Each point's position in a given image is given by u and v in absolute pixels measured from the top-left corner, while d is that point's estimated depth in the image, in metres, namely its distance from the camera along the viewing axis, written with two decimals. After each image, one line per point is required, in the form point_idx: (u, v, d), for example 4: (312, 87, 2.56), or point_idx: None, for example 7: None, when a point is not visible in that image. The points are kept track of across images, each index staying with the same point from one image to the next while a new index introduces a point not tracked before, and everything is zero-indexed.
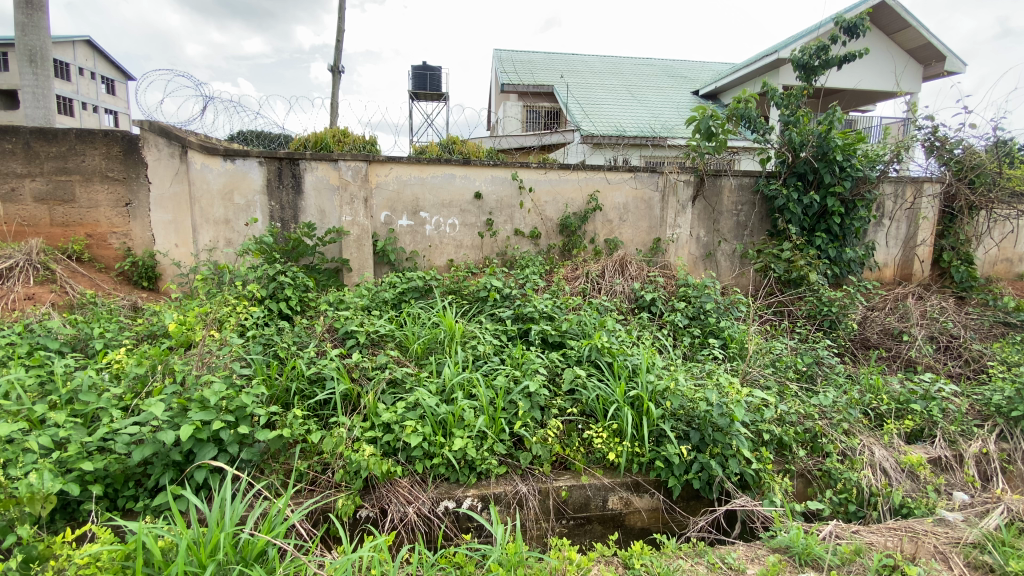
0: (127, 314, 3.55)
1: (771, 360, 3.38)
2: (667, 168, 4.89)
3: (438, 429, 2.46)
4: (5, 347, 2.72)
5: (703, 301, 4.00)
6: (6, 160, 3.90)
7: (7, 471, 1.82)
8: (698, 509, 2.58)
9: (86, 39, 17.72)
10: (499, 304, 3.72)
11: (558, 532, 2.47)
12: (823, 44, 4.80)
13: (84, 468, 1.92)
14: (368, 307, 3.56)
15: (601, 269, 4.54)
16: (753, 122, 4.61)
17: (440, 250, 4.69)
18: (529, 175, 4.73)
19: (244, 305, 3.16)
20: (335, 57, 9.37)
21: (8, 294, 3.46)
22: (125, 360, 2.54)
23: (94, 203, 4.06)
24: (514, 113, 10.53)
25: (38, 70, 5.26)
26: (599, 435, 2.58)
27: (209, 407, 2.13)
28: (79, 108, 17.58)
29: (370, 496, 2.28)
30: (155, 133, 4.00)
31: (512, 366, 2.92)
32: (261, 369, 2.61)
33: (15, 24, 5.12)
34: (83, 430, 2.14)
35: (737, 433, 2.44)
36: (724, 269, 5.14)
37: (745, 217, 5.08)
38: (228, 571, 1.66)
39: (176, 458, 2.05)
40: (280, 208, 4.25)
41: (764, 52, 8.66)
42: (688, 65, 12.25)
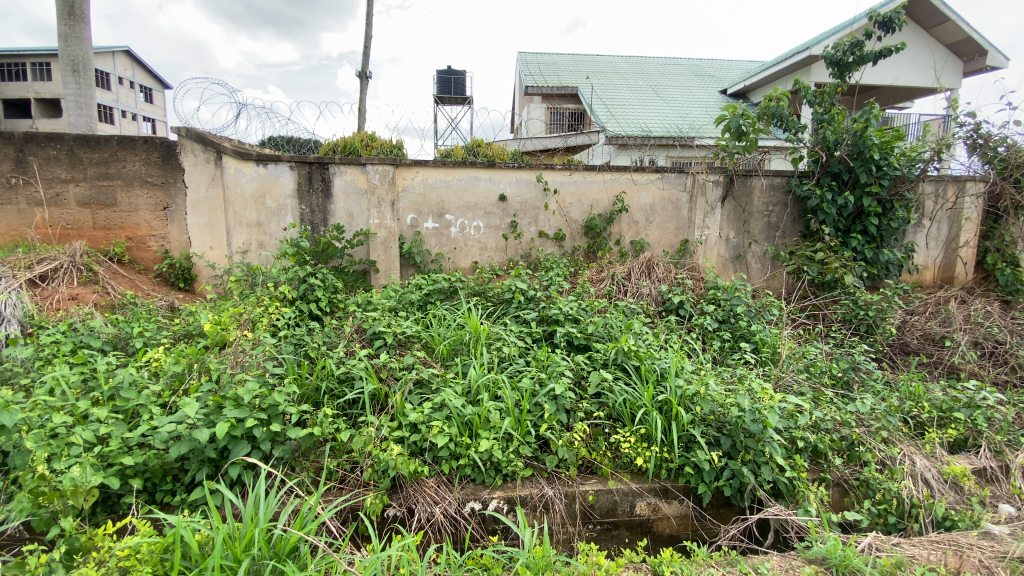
0: (164, 314, 3.67)
1: (805, 364, 3.27)
2: (695, 169, 4.81)
3: (465, 430, 2.46)
4: (50, 345, 2.84)
5: (734, 304, 3.91)
6: (52, 166, 4.08)
7: (53, 465, 1.89)
8: (728, 517, 2.52)
9: (125, 50, 18.53)
10: (523, 305, 3.72)
11: (585, 537, 2.44)
12: (857, 40, 4.64)
13: (124, 463, 1.99)
14: (394, 308, 3.60)
15: (627, 271, 4.49)
16: (785, 121, 4.49)
17: (465, 252, 4.71)
18: (554, 177, 4.71)
19: (276, 306, 3.23)
20: (362, 63, 9.53)
21: (54, 294, 3.62)
22: (164, 359, 2.63)
23: (134, 207, 4.22)
24: (538, 115, 10.54)
25: (80, 79, 5.51)
26: (627, 439, 2.54)
27: (243, 406, 2.18)
28: (119, 116, 18.31)
29: (398, 495, 2.30)
30: (191, 139, 4.14)
31: (538, 368, 2.91)
32: (293, 368, 2.67)
33: (59, 36, 5.37)
34: (124, 425, 2.22)
35: (770, 440, 2.38)
36: (754, 271, 5.02)
37: (777, 218, 4.96)
38: (263, 566, 1.70)
39: (211, 454, 2.10)
40: (310, 211, 4.34)
41: (795, 49, 8.45)
42: (715, 64, 12.04)
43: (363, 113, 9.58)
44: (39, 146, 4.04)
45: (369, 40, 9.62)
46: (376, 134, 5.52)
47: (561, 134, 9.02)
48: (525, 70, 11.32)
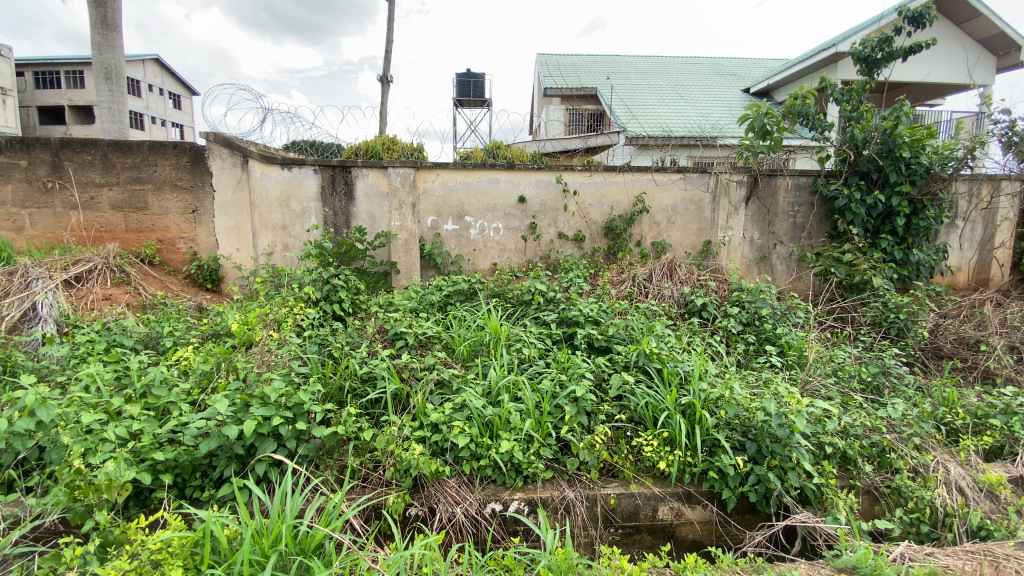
0: (193, 314, 3.77)
1: (833, 368, 3.18)
2: (718, 168, 4.74)
3: (485, 430, 2.47)
4: (86, 344, 2.94)
5: (758, 307, 3.83)
6: (87, 171, 4.23)
7: (89, 459, 1.95)
8: (754, 523, 2.47)
9: (155, 58, 19.11)
10: (543, 307, 3.70)
11: (607, 540, 2.42)
12: (886, 36, 4.52)
13: (156, 459, 2.05)
14: (415, 309, 3.63)
15: (648, 273, 4.45)
16: (811, 119, 4.39)
17: (484, 254, 4.72)
18: (574, 178, 4.69)
19: (301, 307, 3.30)
20: (383, 67, 9.66)
21: (88, 294, 3.74)
22: (192, 358, 2.70)
23: (164, 210, 4.34)
24: (557, 116, 10.52)
25: (112, 86, 5.70)
26: (649, 443, 2.51)
27: (270, 404, 2.22)
28: (149, 122, 18.90)
29: (419, 495, 2.31)
30: (219, 144, 4.24)
31: (558, 370, 2.89)
32: (317, 368, 2.71)
33: (92, 45, 5.56)
34: (156, 422, 2.28)
35: (797, 445, 2.31)
36: (780, 273, 4.93)
37: (803, 219, 4.85)
38: (290, 562, 1.73)
39: (239, 451, 2.15)
40: (333, 214, 4.41)
41: (821, 46, 8.27)
42: (737, 63, 11.87)
43: (385, 116, 9.71)
44: (75, 151, 4.18)
45: (390, 44, 9.75)
46: (398, 137, 5.58)
47: (580, 135, 9.00)
48: (544, 72, 11.32)
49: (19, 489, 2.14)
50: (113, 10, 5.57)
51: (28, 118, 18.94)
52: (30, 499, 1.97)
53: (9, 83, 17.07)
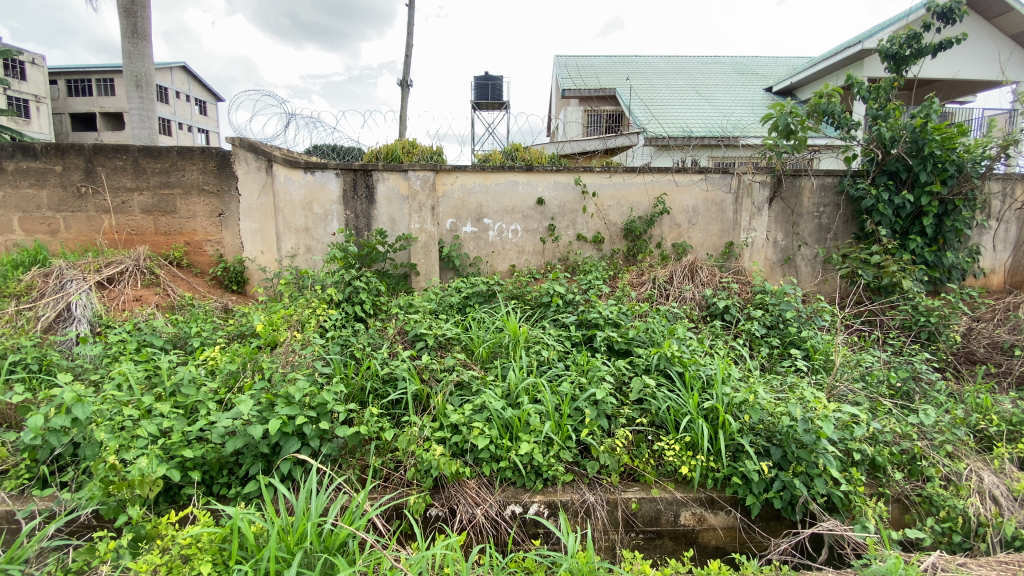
0: (219, 314, 3.86)
1: (860, 373, 3.10)
2: (740, 169, 4.67)
3: (505, 432, 2.47)
4: (118, 343, 3.03)
5: (783, 310, 3.77)
6: (119, 176, 4.36)
7: (122, 456, 2.02)
8: (779, 530, 2.43)
9: (182, 65, 19.65)
10: (562, 309, 3.69)
11: (628, 545, 2.40)
12: (915, 32, 4.40)
13: (185, 455, 2.10)
14: (435, 311, 3.66)
15: (669, 275, 4.41)
16: (837, 118, 4.30)
17: (503, 256, 4.74)
18: (593, 179, 4.67)
19: (324, 308, 3.35)
20: (403, 71, 9.80)
21: (120, 295, 3.86)
22: (219, 358, 2.77)
23: (192, 214, 4.46)
24: (575, 118, 10.49)
25: (142, 93, 5.87)
26: (671, 447, 2.47)
27: (294, 403, 2.26)
28: (176, 128, 19.44)
29: (440, 496, 2.33)
30: (244, 149, 4.34)
31: (578, 372, 2.88)
32: (340, 368, 2.75)
33: (123, 53, 5.74)
34: (184, 420, 2.34)
35: (824, 451, 2.25)
36: (804, 275, 4.84)
37: (828, 219, 4.76)
38: (314, 560, 1.76)
39: (264, 449, 2.19)
40: (355, 217, 4.47)
41: (846, 43, 8.10)
42: (758, 61, 11.69)
43: (404, 120, 9.82)
44: (108, 157, 4.32)
45: (410, 48, 9.87)
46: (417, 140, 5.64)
47: (599, 136, 8.97)
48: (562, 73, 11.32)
49: (56, 483, 2.22)
50: (143, 19, 5.75)
51: (61, 125, 19.66)
52: (65, 493, 2.04)
53: (44, 91, 17.76)
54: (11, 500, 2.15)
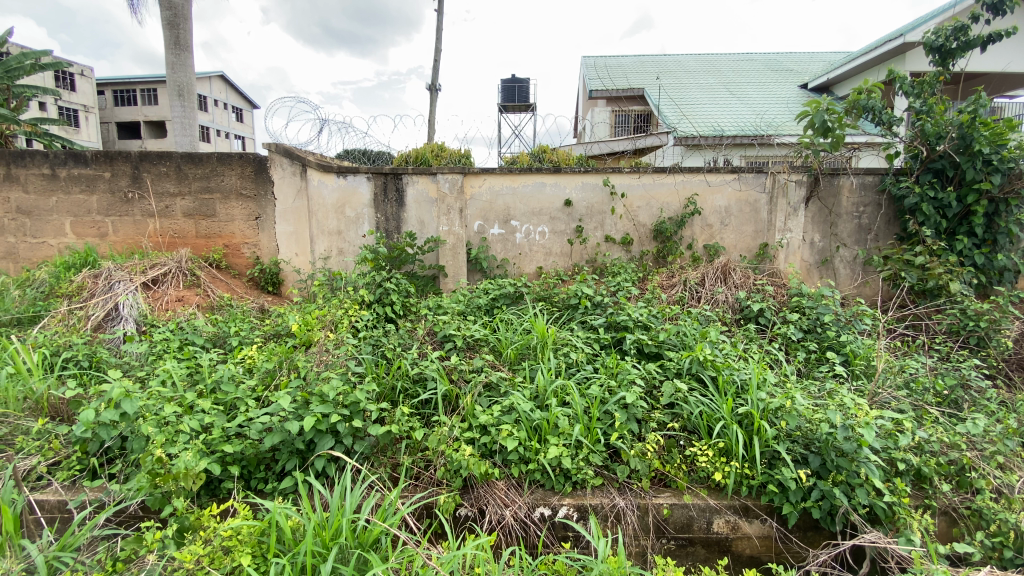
0: (255, 315, 3.98)
1: (904, 380, 2.97)
2: (775, 168, 4.55)
3: (533, 434, 2.47)
4: (162, 341, 3.17)
5: (820, 313, 3.66)
6: (163, 181, 4.55)
7: (168, 449, 2.10)
8: (817, 541, 2.35)
9: (220, 74, 20.42)
10: (590, 312, 3.66)
11: (660, 551, 2.37)
12: (963, 23, 4.20)
13: (225, 450, 2.18)
14: (463, 312, 3.69)
15: (700, 276, 4.34)
16: (877, 114, 4.14)
17: (530, 258, 4.74)
18: (622, 180, 4.62)
19: (356, 309, 3.44)
20: (431, 76, 9.96)
21: (163, 295, 4.03)
22: (257, 356, 2.87)
23: (230, 217, 4.61)
24: (602, 118, 10.42)
25: (184, 102, 6.12)
26: (704, 452, 2.42)
27: (328, 401, 2.31)
28: (214, 134, 20.19)
29: (469, 495, 2.34)
30: (280, 154, 4.47)
31: (607, 375, 2.86)
32: (371, 368, 2.80)
33: (167, 64, 6.00)
34: (224, 416, 2.43)
35: (866, 461, 2.16)
36: (843, 278, 4.69)
37: (869, 219, 4.60)
38: (349, 555, 1.81)
39: (300, 446, 2.25)
40: (385, 220, 4.56)
41: (886, 37, 7.81)
42: (792, 58, 11.39)
43: (434, 124, 9.96)
44: (153, 163, 4.51)
45: (438, 53, 10.02)
46: (446, 144, 5.71)
47: (627, 136, 8.89)
48: (589, 75, 11.27)
49: (105, 474, 2.32)
50: (185, 31, 6.01)
51: (109, 133, 20.68)
52: (115, 485, 2.14)
53: (93, 102, 18.72)
54: (64, 490, 2.27)
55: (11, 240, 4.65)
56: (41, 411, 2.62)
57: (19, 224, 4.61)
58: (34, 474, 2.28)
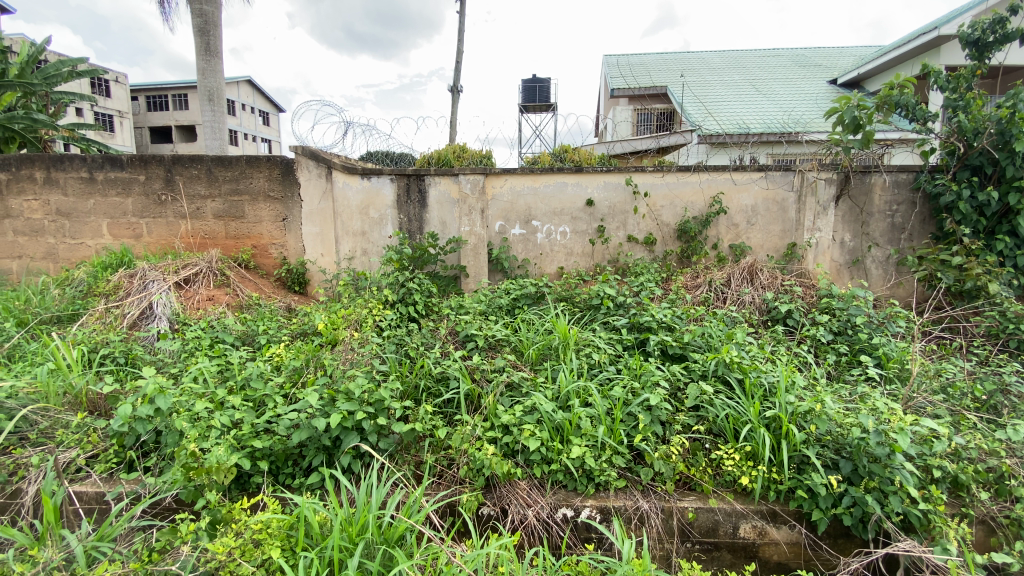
0: (283, 314, 4.06)
1: (940, 385, 2.86)
2: (804, 166, 4.45)
3: (556, 435, 2.47)
4: (194, 339, 3.27)
5: (852, 315, 3.57)
6: (194, 184, 4.69)
7: (201, 444, 2.17)
8: (848, 548, 2.29)
9: (247, 79, 20.93)
10: (612, 312, 3.63)
11: (684, 555, 2.34)
12: (1001, 16, 4.01)
13: (255, 446, 2.24)
14: (485, 312, 3.71)
15: (726, 277, 4.27)
16: (911, 110, 4.00)
17: (551, 258, 4.74)
18: (645, 179, 4.58)
19: (380, 308, 3.49)
20: (453, 79, 10.05)
21: (195, 295, 4.15)
22: (285, 355, 2.94)
23: (259, 219, 4.73)
24: (624, 117, 10.32)
25: (214, 107, 6.30)
26: (731, 456, 2.38)
27: (354, 399, 2.36)
28: (242, 138, 20.72)
29: (492, 495, 2.34)
30: (306, 156, 4.56)
31: (630, 376, 2.84)
32: (395, 366, 2.84)
33: (198, 70, 6.18)
34: (254, 413, 2.49)
35: (900, 467, 2.09)
36: (875, 278, 4.56)
37: (902, 218, 4.46)
38: (375, 551, 1.84)
39: (326, 442, 2.29)
40: (408, 221, 4.61)
41: (920, 30, 7.55)
42: (821, 53, 11.11)
43: (455, 126, 10.02)
44: (185, 166, 4.66)
45: (460, 55, 10.10)
46: (468, 145, 5.75)
47: (650, 135, 8.80)
48: (610, 74, 11.20)
49: (141, 468, 2.40)
50: (215, 37, 6.18)
51: (142, 138, 21.42)
52: (150, 478, 2.21)
53: (127, 107, 19.40)
54: (102, 482, 2.36)
55: (51, 241, 4.85)
56: (80, 405, 2.71)
57: (58, 226, 4.80)
58: (73, 466, 2.38)
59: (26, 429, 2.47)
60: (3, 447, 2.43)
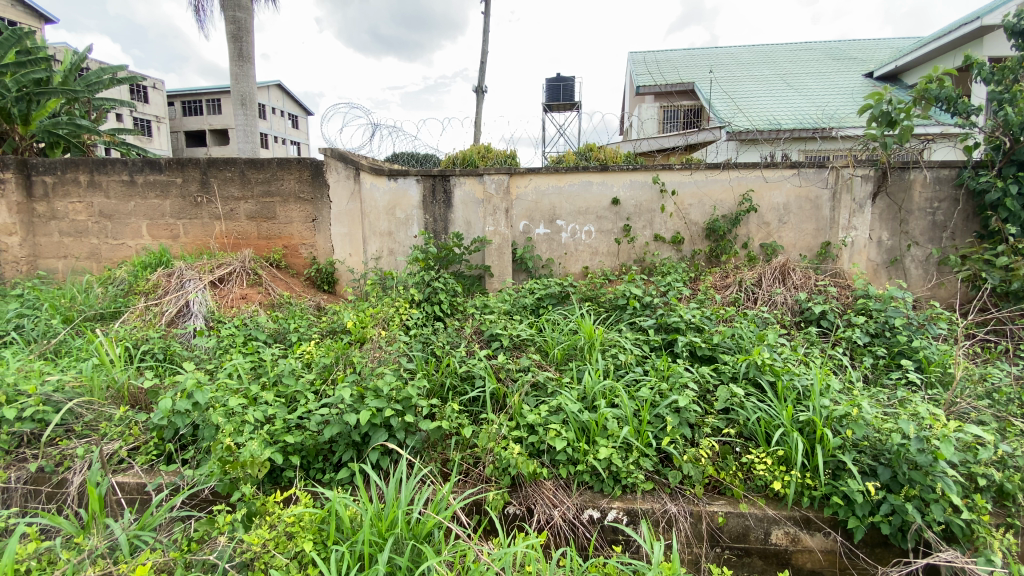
0: (313, 312, 4.16)
1: (986, 390, 2.73)
2: (838, 162, 4.31)
3: (582, 436, 2.47)
4: (229, 336, 3.37)
5: (889, 316, 3.45)
6: (228, 186, 4.83)
7: (236, 439, 2.24)
8: (886, 558, 2.21)
9: (277, 84, 21.47)
10: (638, 312, 3.58)
11: (713, 560, 2.30)
12: None
13: (287, 441, 2.30)
14: (509, 312, 3.72)
15: (757, 276, 4.17)
16: (952, 103, 3.83)
17: (576, 257, 4.71)
18: (672, 177, 4.51)
19: (406, 307, 3.54)
20: (478, 79, 10.13)
21: (228, 294, 4.27)
22: (315, 352, 3.01)
23: (289, 219, 4.85)
24: (650, 115, 10.18)
25: (247, 111, 6.48)
26: (762, 460, 2.33)
27: (382, 396, 2.40)
28: (272, 141, 21.25)
29: (517, 494, 2.35)
30: (335, 158, 4.65)
31: (657, 378, 2.81)
32: (422, 364, 2.88)
33: (231, 76, 6.37)
34: (286, 409, 2.56)
35: (943, 475, 2.01)
36: (914, 278, 4.39)
37: (944, 216, 4.29)
38: (404, 546, 1.87)
39: (356, 438, 2.34)
40: (433, 221, 4.66)
41: (962, 20, 7.23)
42: (857, 45, 10.76)
43: (480, 126, 10.06)
44: (220, 169, 4.80)
45: (484, 55, 10.16)
46: (493, 145, 5.78)
47: (677, 133, 8.66)
48: (636, 71, 11.07)
49: (179, 460, 2.49)
50: (247, 44, 6.37)
51: (178, 142, 22.21)
52: (188, 471, 2.29)
53: (164, 113, 20.13)
54: (143, 473, 2.45)
55: (94, 241, 5.06)
56: (122, 399, 2.81)
57: (102, 227, 5.02)
58: (116, 457, 2.48)
59: (72, 422, 2.59)
60: (50, 438, 2.55)
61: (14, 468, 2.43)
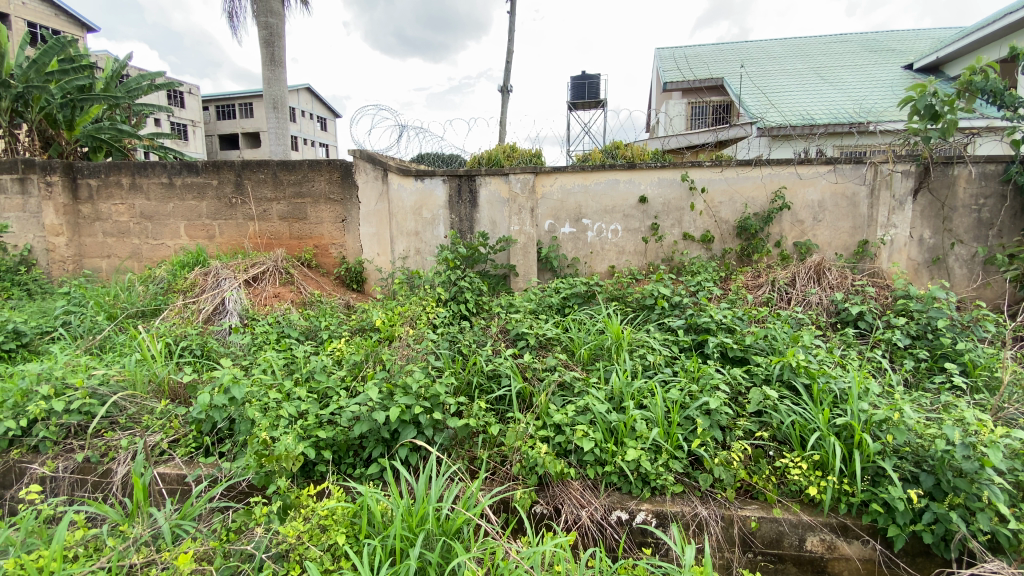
0: (343, 310, 4.24)
1: None
2: (877, 157, 4.16)
3: (610, 437, 2.45)
4: (263, 333, 3.48)
5: (932, 317, 3.32)
6: (262, 187, 4.97)
7: (271, 433, 2.31)
8: (929, 569, 2.13)
9: (306, 87, 21.93)
10: (667, 312, 3.54)
11: (746, 565, 2.26)
12: None
13: (320, 436, 2.35)
14: (535, 311, 3.73)
15: (790, 276, 4.07)
16: (999, 95, 3.66)
17: (602, 256, 4.68)
18: (702, 175, 4.43)
19: (433, 307, 3.59)
20: (503, 79, 10.15)
21: (262, 293, 4.40)
22: (345, 349, 3.07)
23: (320, 220, 4.96)
24: (677, 112, 10.01)
25: (278, 114, 6.65)
26: (797, 464, 2.27)
27: (410, 393, 2.44)
28: (301, 142, 21.71)
29: (545, 494, 2.35)
30: (363, 159, 4.73)
31: (687, 379, 2.77)
32: (449, 363, 2.91)
33: (264, 79, 6.55)
34: (318, 404, 2.61)
35: (989, 483, 1.92)
36: (958, 278, 4.21)
37: (991, 213, 4.09)
38: (434, 542, 1.90)
39: (386, 435, 2.39)
40: (459, 220, 4.70)
41: (1006, 8, 6.89)
42: (895, 36, 10.36)
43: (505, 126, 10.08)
44: (254, 170, 4.94)
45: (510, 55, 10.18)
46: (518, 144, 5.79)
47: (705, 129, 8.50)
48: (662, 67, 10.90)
49: (217, 452, 2.58)
50: (279, 48, 6.54)
51: (212, 145, 22.96)
52: (225, 463, 2.37)
53: (199, 116, 20.81)
54: (184, 464, 2.54)
55: (136, 242, 5.28)
56: (163, 393, 2.92)
57: (143, 228, 5.23)
58: (158, 449, 2.58)
59: (117, 414, 2.72)
60: (96, 430, 2.68)
61: (63, 458, 2.56)
